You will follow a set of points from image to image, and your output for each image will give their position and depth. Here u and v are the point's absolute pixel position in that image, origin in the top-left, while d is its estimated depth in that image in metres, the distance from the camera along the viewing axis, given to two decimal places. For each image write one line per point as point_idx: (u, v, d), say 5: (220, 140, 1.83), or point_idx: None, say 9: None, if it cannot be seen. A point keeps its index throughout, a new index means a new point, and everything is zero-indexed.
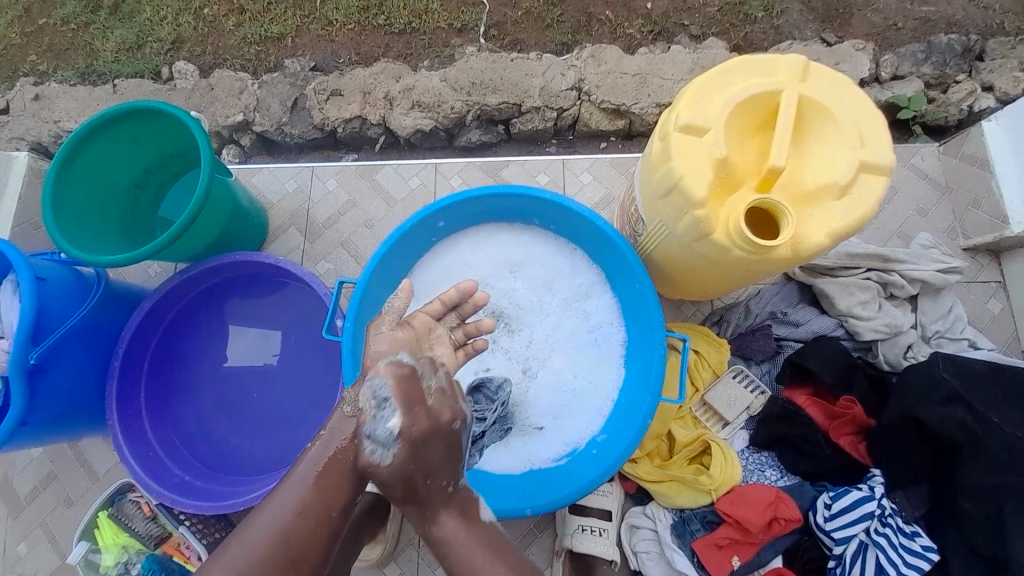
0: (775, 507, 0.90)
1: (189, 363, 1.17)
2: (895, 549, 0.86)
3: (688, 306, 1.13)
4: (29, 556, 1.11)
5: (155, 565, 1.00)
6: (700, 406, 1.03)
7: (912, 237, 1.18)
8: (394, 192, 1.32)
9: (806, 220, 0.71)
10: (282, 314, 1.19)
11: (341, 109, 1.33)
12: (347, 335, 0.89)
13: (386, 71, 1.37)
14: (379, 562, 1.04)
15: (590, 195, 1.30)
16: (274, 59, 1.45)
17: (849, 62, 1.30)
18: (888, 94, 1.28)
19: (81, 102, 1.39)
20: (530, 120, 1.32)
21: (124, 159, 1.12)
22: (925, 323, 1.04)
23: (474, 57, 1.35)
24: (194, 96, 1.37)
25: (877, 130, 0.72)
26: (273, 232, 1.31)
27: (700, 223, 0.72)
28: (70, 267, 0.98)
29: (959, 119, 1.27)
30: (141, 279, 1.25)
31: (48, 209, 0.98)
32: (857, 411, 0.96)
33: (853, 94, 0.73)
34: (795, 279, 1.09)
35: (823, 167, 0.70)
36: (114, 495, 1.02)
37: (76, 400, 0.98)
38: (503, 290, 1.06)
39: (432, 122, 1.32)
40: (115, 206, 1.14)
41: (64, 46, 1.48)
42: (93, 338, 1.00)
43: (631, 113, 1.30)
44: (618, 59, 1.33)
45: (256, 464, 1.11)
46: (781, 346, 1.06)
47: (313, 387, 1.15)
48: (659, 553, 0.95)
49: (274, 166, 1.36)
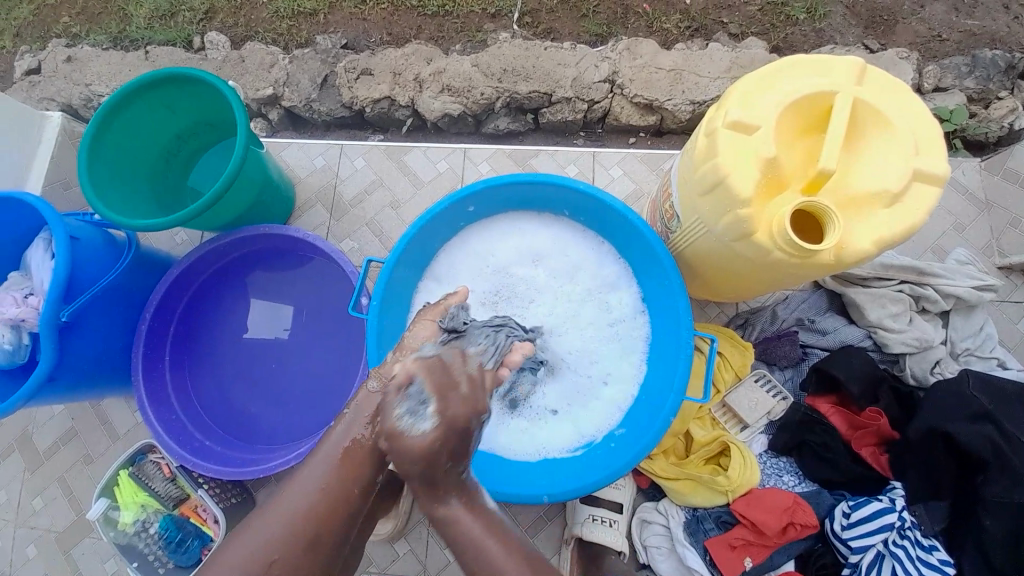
0: (792, 512, 0.90)
1: (211, 331, 1.18)
2: (912, 562, 0.85)
3: (712, 306, 1.12)
4: (48, 509, 1.14)
5: (172, 525, 1.02)
6: (720, 407, 1.02)
7: (947, 251, 1.16)
8: (421, 174, 1.32)
9: (853, 226, 0.69)
10: (304, 289, 1.19)
11: (370, 89, 1.33)
12: (373, 313, 0.90)
13: (418, 52, 1.35)
14: (390, 537, 1.05)
15: (618, 189, 1.28)
16: (305, 34, 1.44)
17: (892, 70, 1.26)
18: (930, 106, 1.25)
19: (113, 67, 1.40)
20: (560, 111, 1.31)
21: (159, 125, 1.12)
22: (955, 339, 1.02)
23: (507, 44, 1.33)
24: (225, 67, 1.37)
25: (931, 139, 0.70)
26: (300, 206, 1.32)
27: (742, 222, 0.71)
28: (102, 229, 0.98)
29: (1000, 135, 1.23)
30: (168, 245, 1.26)
31: (85, 169, 0.98)
32: (882, 423, 0.94)
33: (909, 101, 0.72)
34: (825, 287, 1.08)
35: (875, 173, 0.69)
36: (136, 454, 1.05)
37: (102, 361, 0.99)
38: (526, 278, 1.06)
39: (461, 107, 1.31)
40: (147, 171, 1.14)
41: (98, 10, 1.49)
42: (122, 301, 1.01)
43: (664, 109, 1.28)
44: (653, 53, 1.31)
45: (273, 434, 1.13)
46: (806, 354, 1.05)
47: (332, 362, 1.15)
48: (670, 549, 0.95)
49: (302, 141, 1.36)
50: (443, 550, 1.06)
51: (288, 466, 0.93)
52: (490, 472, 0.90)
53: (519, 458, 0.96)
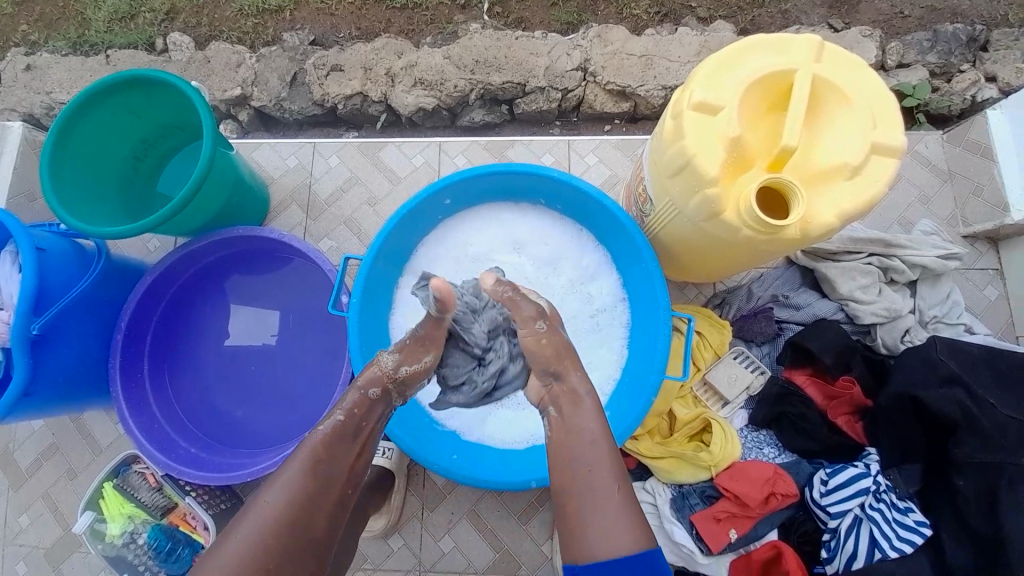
0: (773, 482, 0.93)
1: (191, 339, 1.16)
2: (888, 523, 0.89)
3: (691, 288, 1.14)
4: (33, 527, 1.11)
5: (161, 535, 1.01)
6: (701, 385, 1.05)
7: (913, 223, 1.19)
8: (397, 170, 1.31)
9: (818, 200, 0.71)
10: (284, 291, 1.18)
11: (341, 85, 1.31)
12: (353, 311, 0.89)
13: (388, 46, 1.34)
14: (383, 533, 1.06)
15: (594, 177, 1.29)
16: (272, 32, 1.41)
17: (857, 48, 1.29)
18: (893, 82, 1.28)
19: (73, 73, 1.35)
20: (534, 100, 1.30)
21: (122, 129, 1.09)
22: (924, 308, 1.06)
23: (478, 35, 1.32)
24: (190, 69, 1.34)
25: (888, 112, 0.72)
26: (274, 207, 1.30)
27: (711, 202, 0.73)
28: (70, 240, 0.96)
29: (963, 108, 1.27)
30: (140, 253, 1.23)
31: (48, 180, 0.96)
32: (855, 391, 0.98)
33: (865, 75, 0.73)
34: (797, 263, 1.10)
35: (835, 148, 0.70)
36: (120, 466, 1.03)
37: (79, 374, 0.97)
38: (507, 269, 1.06)
39: (435, 101, 1.30)
40: (113, 178, 1.11)
41: (54, 15, 1.43)
42: (95, 311, 0.99)
43: (637, 95, 1.29)
44: (624, 40, 1.31)
45: (259, 439, 1.12)
46: (782, 329, 1.07)
47: (316, 364, 1.15)
48: (658, 526, 0.98)
49: (274, 141, 1.34)
50: (437, 543, 1.07)
51: (276, 467, 0.93)
52: (482, 462, 0.91)
53: (506, 446, 0.97)
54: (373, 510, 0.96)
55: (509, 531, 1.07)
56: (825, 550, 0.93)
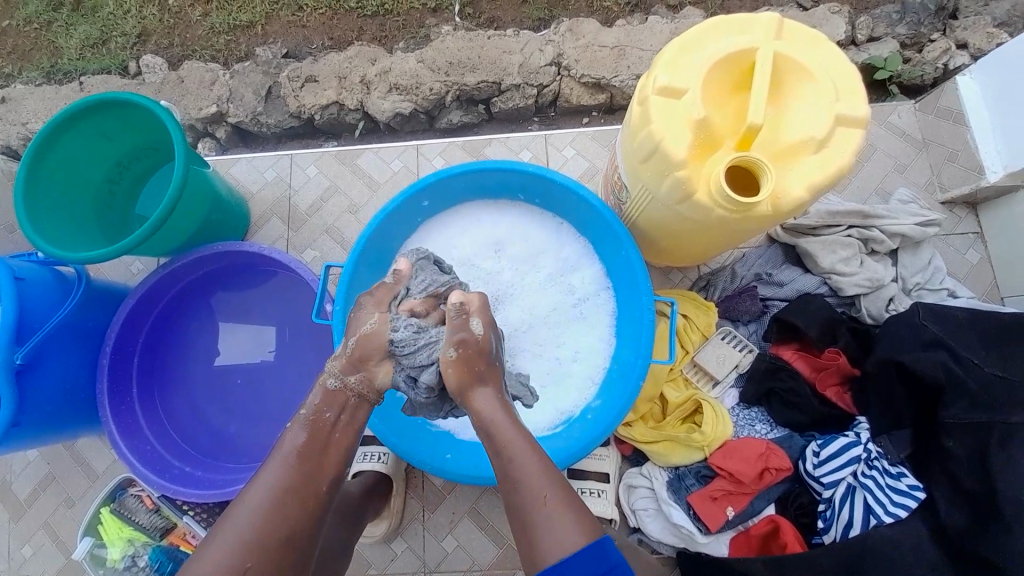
0: (766, 458, 0.94)
1: (180, 358, 1.16)
2: (882, 489, 0.90)
3: (676, 273, 1.15)
4: (35, 557, 1.10)
5: (162, 556, 0.99)
6: (691, 367, 1.05)
7: (890, 193, 1.20)
8: (377, 176, 1.31)
9: (787, 175, 0.71)
10: (271, 305, 1.18)
11: (317, 96, 1.31)
12: (336, 318, 0.89)
13: (361, 54, 1.34)
14: (385, 538, 1.05)
15: (573, 169, 1.30)
16: (245, 48, 1.41)
17: (826, 25, 1.29)
18: (864, 56, 1.28)
19: (48, 102, 1.35)
20: (511, 98, 1.31)
21: (95, 154, 1.08)
22: (906, 276, 1.06)
23: (451, 37, 1.33)
24: (165, 89, 1.34)
25: (851, 84, 0.72)
26: (256, 222, 1.30)
27: (682, 184, 0.73)
28: (49, 267, 0.95)
29: (935, 76, 1.28)
30: (124, 276, 1.23)
31: (24, 210, 0.96)
32: (842, 361, 0.98)
33: (827, 49, 0.74)
34: (779, 240, 1.11)
35: (800, 122, 0.71)
36: (115, 490, 1.03)
37: (66, 400, 0.96)
38: (490, 267, 1.06)
39: (412, 105, 1.30)
40: (90, 204, 1.11)
41: (26, 45, 1.42)
42: (77, 336, 0.98)
43: (612, 86, 1.29)
44: (596, 32, 1.31)
45: (253, 454, 1.11)
46: (767, 306, 1.08)
47: (307, 375, 1.14)
48: (657, 510, 0.98)
49: (251, 156, 1.33)
50: (440, 544, 1.07)
51: None
52: (475, 456, 0.90)
53: None
54: (371, 515, 0.96)
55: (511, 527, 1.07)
56: (821, 521, 0.95)
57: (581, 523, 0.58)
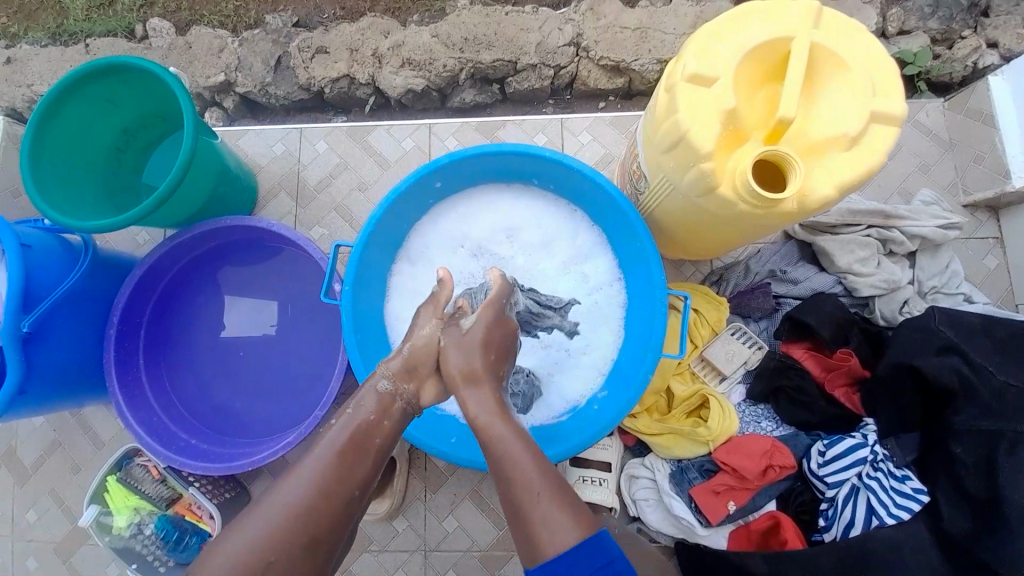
0: (771, 455, 0.94)
1: (186, 332, 1.16)
2: (886, 492, 0.90)
3: (687, 266, 1.13)
4: (44, 520, 1.12)
5: (168, 525, 1.02)
6: (699, 362, 1.05)
7: (912, 193, 1.17)
8: (386, 154, 1.28)
9: (815, 172, 0.69)
10: (278, 282, 1.17)
11: (327, 68, 1.27)
12: (346, 298, 0.88)
13: (374, 26, 1.29)
14: (388, 516, 1.07)
15: (589, 155, 1.27)
16: (254, 15, 1.36)
17: (856, 15, 1.24)
18: (894, 49, 1.23)
19: (53, 64, 1.32)
20: (526, 79, 1.27)
21: (102, 122, 1.06)
22: (922, 279, 1.05)
23: (467, 11, 1.28)
24: (172, 55, 1.30)
25: (889, 78, 0.70)
26: (263, 196, 1.28)
27: (706, 177, 0.71)
28: (56, 235, 0.94)
29: (965, 74, 1.23)
30: (130, 247, 1.22)
31: (31, 180, 0.94)
32: (853, 363, 0.98)
33: (866, 41, 0.71)
34: (796, 237, 1.09)
35: (832, 117, 0.68)
36: (121, 459, 1.04)
37: (73, 369, 0.96)
38: (501, 253, 1.05)
39: (424, 82, 1.26)
40: (96, 172, 1.09)
41: (31, 3, 1.38)
42: (84, 305, 0.97)
43: (631, 70, 1.25)
44: (617, 13, 1.27)
45: (258, 429, 1.12)
46: (779, 304, 1.07)
47: (313, 353, 1.14)
48: (657, 500, 0.99)
49: (259, 128, 1.31)
50: (440, 524, 1.08)
51: (277, 455, 0.93)
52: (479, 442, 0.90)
53: None
54: None
55: None
56: (822, 518, 0.95)
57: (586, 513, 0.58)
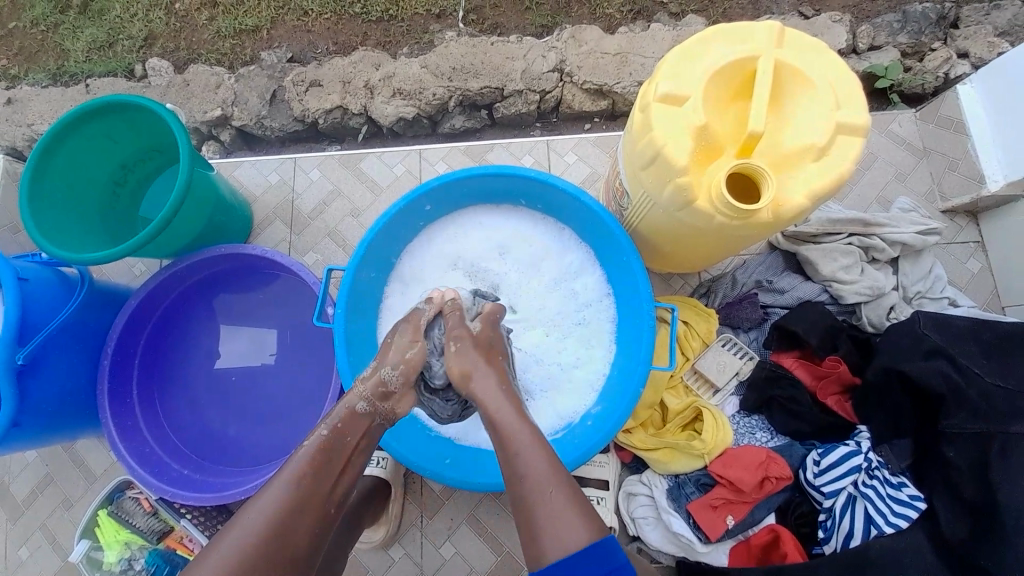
0: (766, 466, 0.94)
1: (181, 361, 1.16)
2: (882, 500, 0.90)
3: (676, 279, 1.15)
4: (33, 559, 1.10)
5: (159, 559, 1.00)
6: (691, 374, 1.05)
7: (891, 201, 1.21)
8: (379, 180, 1.32)
9: (787, 184, 0.72)
10: (274, 308, 1.18)
11: (321, 100, 1.32)
12: (338, 321, 0.89)
13: (365, 59, 1.35)
14: (383, 544, 1.05)
15: (575, 174, 1.30)
16: (250, 52, 1.42)
17: (827, 34, 1.30)
18: (865, 65, 1.28)
19: (54, 104, 1.36)
20: (513, 104, 1.31)
21: (98, 157, 1.09)
22: (906, 284, 1.06)
23: (454, 42, 1.34)
24: (170, 92, 1.35)
25: (852, 91, 0.73)
26: (259, 224, 1.30)
27: (683, 191, 0.73)
28: (53, 268, 0.96)
29: (936, 86, 1.28)
30: (127, 277, 1.24)
31: (30, 215, 0.96)
32: (842, 369, 0.99)
33: (829, 57, 0.74)
34: (780, 247, 1.11)
35: (800, 130, 0.71)
36: (114, 492, 1.03)
37: (67, 401, 0.96)
38: (492, 272, 1.07)
39: (415, 110, 1.31)
40: (93, 207, 1.11)
41: (34, 47, 1.44)
42: (79, 337, 0.98)
43: (614, 93, 1.30)
44: (598, 39, 1.32)
45: (253, 458, 1.12)
46: (767, 313, 1.08)
47: (307, 380, 1.15)
48: (656, 518, 0.98)
49: (254, 159, 1.34)
50: (438, 549, 1.06)
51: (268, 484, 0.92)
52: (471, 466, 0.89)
53: None
54: (368, 520, 0.96)
55: (510, 533, 1.07)
56: (822, 530, 0.95)
57: (575, 528, 0.58)
